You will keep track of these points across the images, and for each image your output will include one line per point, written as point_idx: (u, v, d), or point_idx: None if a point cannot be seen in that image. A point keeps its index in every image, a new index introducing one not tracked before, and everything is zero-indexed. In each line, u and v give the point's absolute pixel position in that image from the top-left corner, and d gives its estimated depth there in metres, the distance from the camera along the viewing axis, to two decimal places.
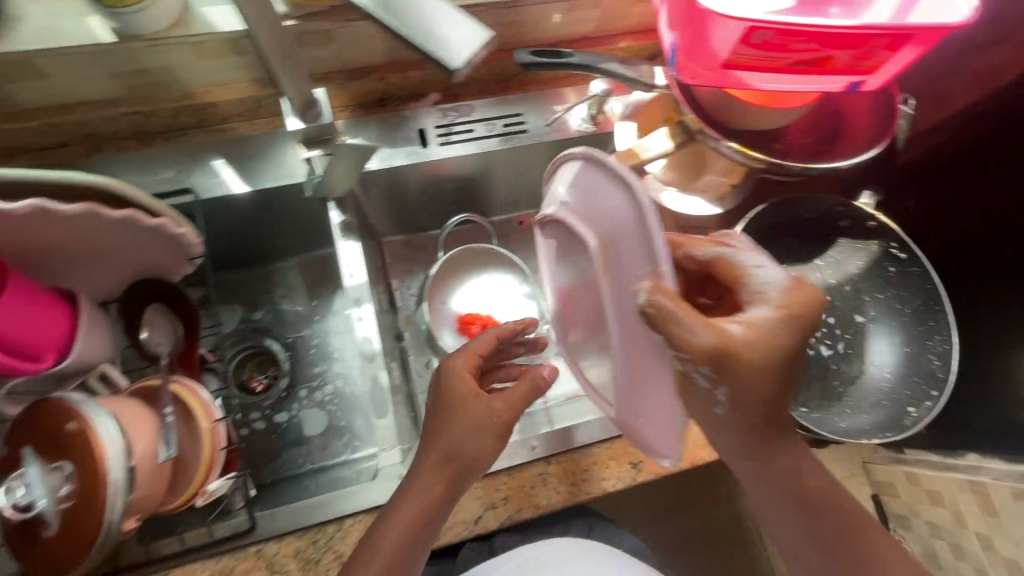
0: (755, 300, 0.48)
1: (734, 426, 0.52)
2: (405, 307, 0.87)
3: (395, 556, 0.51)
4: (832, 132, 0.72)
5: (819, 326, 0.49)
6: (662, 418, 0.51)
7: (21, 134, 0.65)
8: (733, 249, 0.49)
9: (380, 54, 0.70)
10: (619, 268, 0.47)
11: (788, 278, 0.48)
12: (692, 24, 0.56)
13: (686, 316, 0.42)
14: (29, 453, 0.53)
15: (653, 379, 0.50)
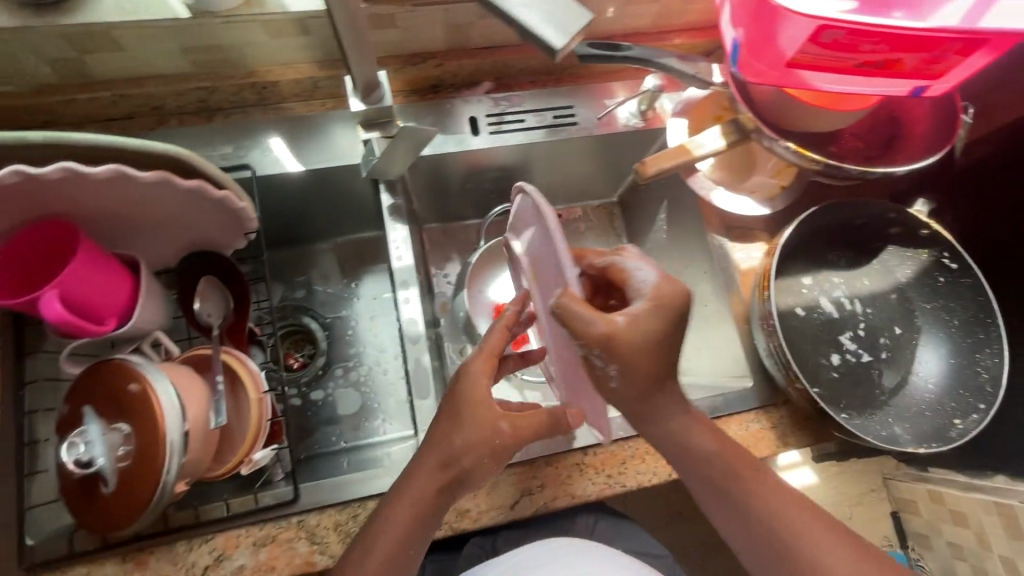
0: (635, 296, 0.52)
1: (627, 405, 0.54)
2: (442, 294, 0.87)
3: (391, 550, 0.53)
4: (889, 137, 0.71)
5: (689, 316, 0.51)
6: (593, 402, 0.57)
7: (94, 104, 0.67)
8: (622, 257, 0.54)
9: (440, 40, 0.72)
10: (548, 278, 0.53)
11: (662, 276, 0.52)
12: (759, 22, 0.56)
13: (585, 312, 0.47)
14: (90, 411, 0.55)
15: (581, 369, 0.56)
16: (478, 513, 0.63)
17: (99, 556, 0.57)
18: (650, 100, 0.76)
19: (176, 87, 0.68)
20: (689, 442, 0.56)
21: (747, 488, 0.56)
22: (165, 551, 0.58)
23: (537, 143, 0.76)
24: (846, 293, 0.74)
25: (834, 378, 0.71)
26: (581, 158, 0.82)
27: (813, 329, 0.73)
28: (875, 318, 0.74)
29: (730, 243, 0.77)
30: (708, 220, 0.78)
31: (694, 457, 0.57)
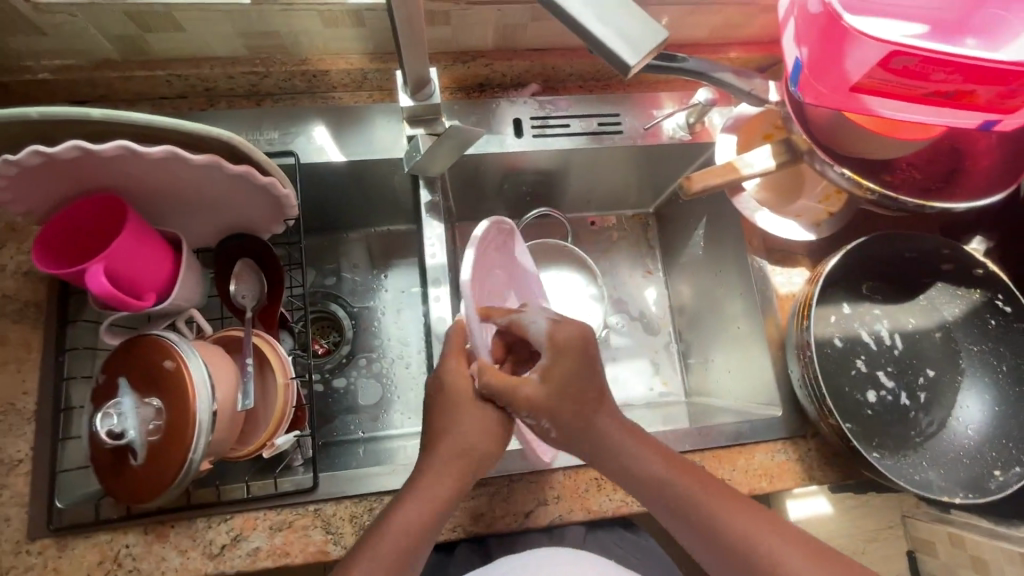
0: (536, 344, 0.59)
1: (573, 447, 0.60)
2: None
3: (402, 543, 0.52)
4: (950, 171, 0.68)
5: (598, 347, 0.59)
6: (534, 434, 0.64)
7: (150, 82, 0.69)
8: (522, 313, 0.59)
9: (491, 39, 0.72)
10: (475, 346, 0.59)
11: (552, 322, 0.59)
12: (828, 41, 0.54)
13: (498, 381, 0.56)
14: (124, 384, 0.56)
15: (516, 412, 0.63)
16: (492, 519, 0.63)
17: (122, 525, 0.58)
18: (700, 113, 0.74)
19: (229, 70, 0.69)
20: (627, 462, 0.58)
21: (707, 507, 0.55)
22: (185, 525, 0.59)
23: (579, 149, 0.75)
24: (888, 327, 0.72)
25: (868, 415, 0.68)
26: (622, 167, 0.81)
27: (850, 362, 0.70)
28: (916, 356, 0.71)
29: (770, 265, 0.75)
30: (749, 240, 0.76)
31: (644, 477, 0.57)
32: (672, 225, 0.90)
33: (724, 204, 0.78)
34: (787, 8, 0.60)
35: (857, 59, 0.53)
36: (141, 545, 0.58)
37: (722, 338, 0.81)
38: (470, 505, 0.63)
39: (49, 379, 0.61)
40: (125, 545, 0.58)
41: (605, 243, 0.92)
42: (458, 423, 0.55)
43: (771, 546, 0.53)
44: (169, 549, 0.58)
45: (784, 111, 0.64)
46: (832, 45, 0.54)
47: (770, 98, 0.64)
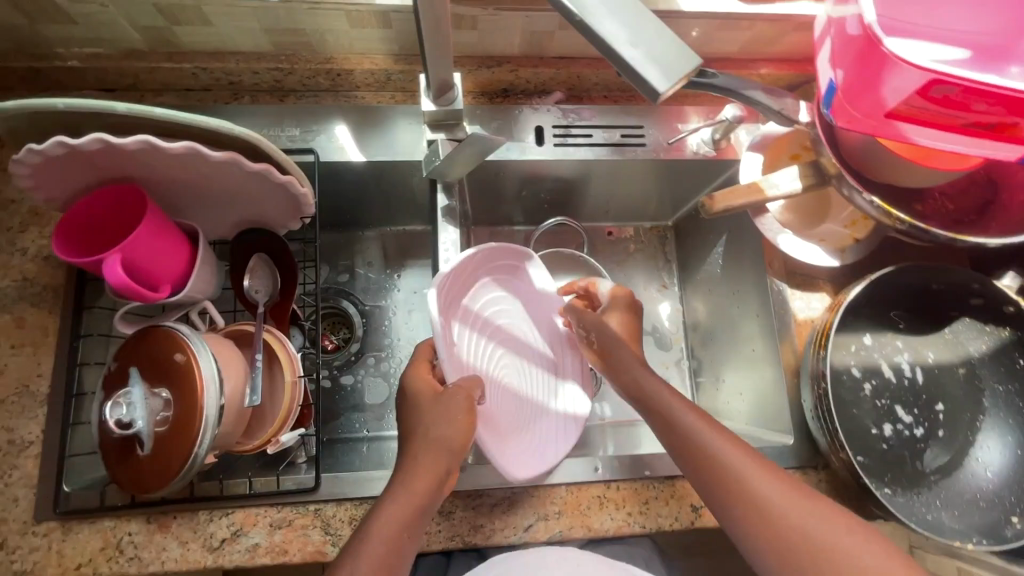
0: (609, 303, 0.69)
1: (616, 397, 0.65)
2: None
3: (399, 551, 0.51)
4: (983, 204, 0.66)
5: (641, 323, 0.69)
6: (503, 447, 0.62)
7: (176, 74, 0.69)
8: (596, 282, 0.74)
9: (517, 45, 0.71)
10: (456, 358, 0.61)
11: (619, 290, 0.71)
12: (865, 65, 0.52)
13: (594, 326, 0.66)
14: (135, 374, 0.56)
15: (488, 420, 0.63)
16: (491, 530, 0.62)
17: (126, 514, 0.59)
18: (726, 130, 0.72)
19: (255, 65, 0.70)
20: (688, 434, 0.56)
21: (752, 481, 0.52)
22: (187, 517, 0.60)
23: (601, 160, 0.74)
24: (910, 360, 0.70)
25: (883, 449, 0.66)
26: (643, 180, 0.80)
27: (868, 393, 0.68)
28: (938, 392, 0.69)
29: (789, 289, 0.73)
30: (769, 262, 0.74)
31: (697, 451, 0.55)
32: (690, 240, 0.88)
33: (746, 223, 0.76)
34: (824, 28, 0.58)
35: (895, 85, 0.51)
36: (143, 534, 0.59)
37: (735, 360, 0.79)
38: (470, 515, 0.63)
39: (63, 364, 0.62)
40: (127, 534, 0.59)
41: (621, 254, 0.91)
42: (462, 433, 0.55)
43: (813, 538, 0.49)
44: (170, 540, 0.59)
45: (814, 133, 0.62)
46: (869, 69, 0.52)
47: (800, 119, 0.61)
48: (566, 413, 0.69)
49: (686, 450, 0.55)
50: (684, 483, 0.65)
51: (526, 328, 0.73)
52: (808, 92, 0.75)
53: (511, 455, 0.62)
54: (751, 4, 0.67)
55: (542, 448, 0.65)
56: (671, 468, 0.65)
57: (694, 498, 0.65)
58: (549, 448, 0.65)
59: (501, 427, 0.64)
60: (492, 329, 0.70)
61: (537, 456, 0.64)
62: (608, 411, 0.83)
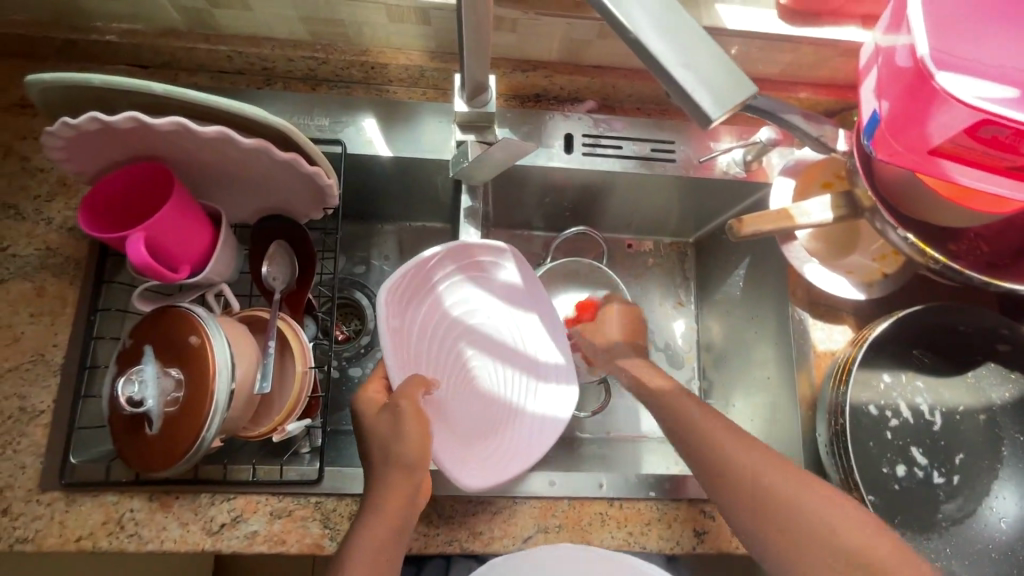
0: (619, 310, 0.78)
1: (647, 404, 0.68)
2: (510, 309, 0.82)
3: None
4: (1017, 247, 0.64)
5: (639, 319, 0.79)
6: (454, 454, 0.60)
7: (211, 56, 0.69)
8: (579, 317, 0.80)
9: (555, 51, 0.71)
10: (408, 354, 0.62)
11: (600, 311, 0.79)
12: (911, 98, 0.51)
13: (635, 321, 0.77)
14: (149, 352, 0.56)
15: (443, 426, 0.62)
16: (490, 538, 0.62)
17: (129, 490, 0.59)
18: (759, 152, 0.71)
19: (290, 53, 0.69)
20: (711, 445, 0.57)
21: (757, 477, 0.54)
22: (188, 499, 0.60)
23: (628, 173, 0.73)
24: (930, 402, 0.68)
25: (896, 490, 0.64)
26: (669, 196, 0.79)
27: (885, 432, 0.67)
28: (956, 436, 0.67)
29: (810, 319, 0.72)
30: (792, 290, 0.73)
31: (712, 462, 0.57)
32: (711, 259, 0.87)
33: (771, 248, 0.75)
34: (872, 57, 0.57)
35: (941, 122, 0.50)
36: (144, 511, 0.59)
37: (748, 385, 0.78)
38: (470, 521, 0.62)
39: (79, 334, 0.62)
40: (129, 510, 0.59)
41: (639, 268, 0.90)
42: None
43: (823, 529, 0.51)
44: (170, 519, 0.59)
45: (851, 162, 0.61)
46: (915, 102, 0.51)
47: (837, 147, 0.60)
48: (537, 424, 0.67)
49: (710, 465, 0.57)
50: (688, 506, 0.65)
51: (507, 332, 0.72)
52: (847, 119, 0.74)
53: (469, 465, 0.61)
54: (797, 27, 0.66)
55: (505, 456, 0.64)
56: (677, 489, 0.64)
57: (698, 522, 0.64)
58: (517, 456, 0.64)
59: (459, 433, 0.64)
60: (461, 330, 0.70)
61: (500, 465, 0.62)
62: (616, 424, 0.82)
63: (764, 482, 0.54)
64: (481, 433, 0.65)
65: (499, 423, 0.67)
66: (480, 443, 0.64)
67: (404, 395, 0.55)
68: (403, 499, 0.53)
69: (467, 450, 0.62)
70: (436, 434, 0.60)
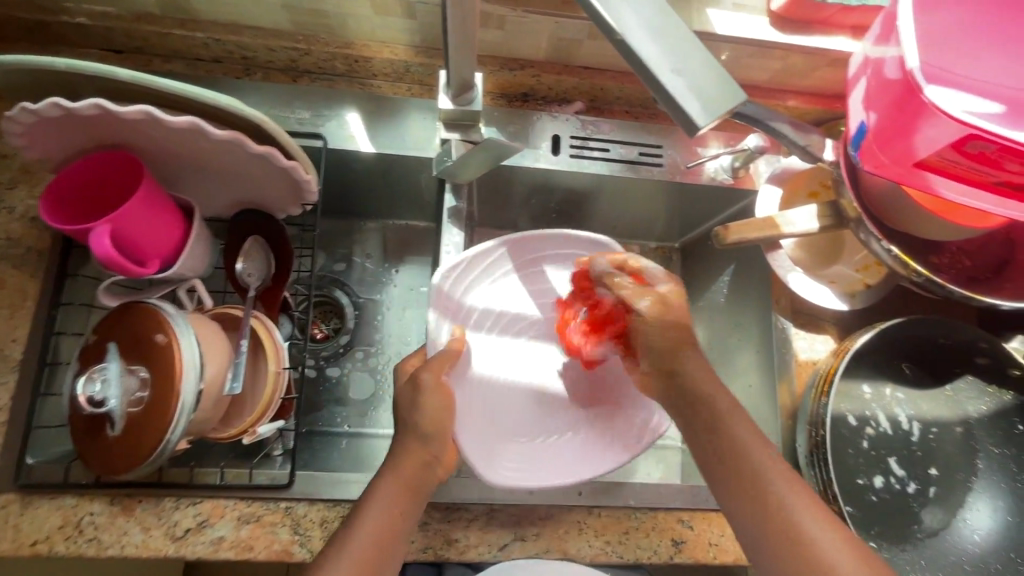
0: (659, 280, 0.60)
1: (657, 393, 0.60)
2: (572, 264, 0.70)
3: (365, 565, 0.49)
4: (997, 262, 0.65)
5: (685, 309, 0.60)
6: (478, 446, 0.58)
7: (188, 43, 0.67)
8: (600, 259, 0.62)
9: (544, 51, 0.69)
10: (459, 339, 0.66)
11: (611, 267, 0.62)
12: (900, 111, 0.51)
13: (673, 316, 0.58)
14: (112, 350, 0.54)
15: (471, 418, 0.61)
16: (466, 546, 0.61)
17: (89, 493, 0.57)
18: (746, 159, 0.70)
19: (270, 43, 0.67)
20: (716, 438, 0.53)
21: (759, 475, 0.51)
22: (152, 503, 0.58)
23: (615, 176, 0.72)
24: (908, 413, 0.68)
25: (873, 501, 0.64)
26: (656, 201, 0.78)
27: (863, 443, 0.67)
28: (932, 448, 0.67)
29: (793, 328, 0.72)
30: (775, 299, 0.72)
31: (731, 446, 0.52)
32: (695, 265, 0.86)
33: (756, 256, 0.75)
34: (861, 68, 0.57)
35: (929, 136, 0.50)
36: (105, 515, 0.57)
37: None
38: (445, 528, 0.61)
39: (40, 329, 0.60)
40: (88, 513, 0.56)
41: None
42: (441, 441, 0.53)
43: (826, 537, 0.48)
44: (132, 524, 0.57)
45: (837, 173, 0.61)
46: (904, 114, 0.51)
47: (824, 156, 0.59)
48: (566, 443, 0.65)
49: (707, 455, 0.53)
50: (667, 514, 0.64)
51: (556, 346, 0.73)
52: (834, 129, 0.73)
53: (500, 466, 0.59)
54: (787, 35, 0.65)
55: (548, 466, 0.61)
56: (656, 498, 0.64)
57: (676, 532, 0.64)
58: (562, 463, 0.62)
59: (501, 432, 0.64)
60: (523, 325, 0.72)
61: (538, 473, 0.60)
62: None
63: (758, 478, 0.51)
64: (508, 443, 0.63)
65: (527, 437, 0.65)
66: (506, 450, 0.62)
67: (426, 369, 0.56)
68: (385, 491, 0.51)
69: (492, 451, 0.60)
70: (463, 419, 0.59)
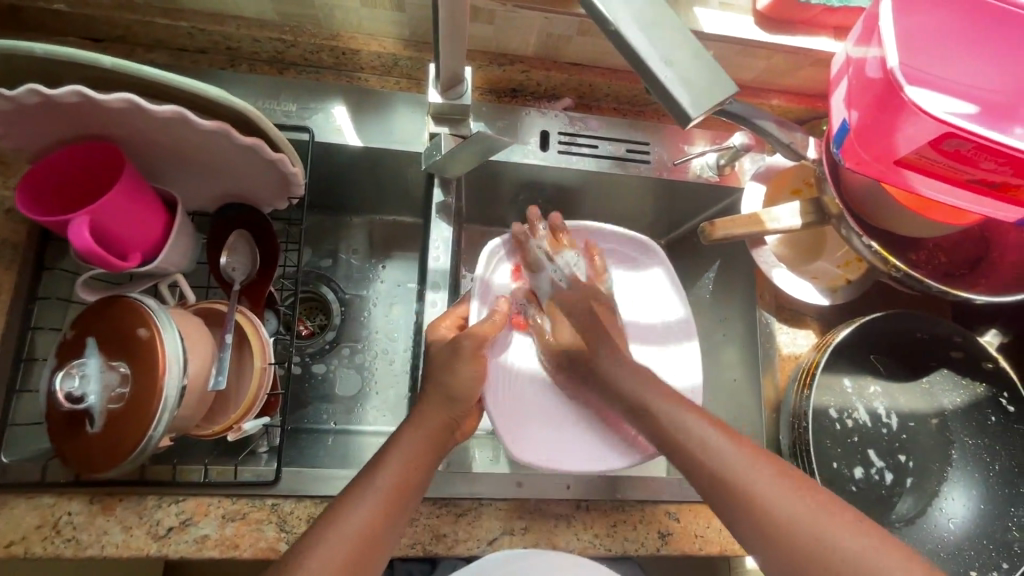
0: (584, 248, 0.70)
1: (643, 384, 0.61)
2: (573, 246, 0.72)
3: None
4: (972, 259, 0.67)
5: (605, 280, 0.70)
6: (508, 427, 0.62)
7: (171, 32, 0.65)
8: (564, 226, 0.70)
9: (533, 46, 0.70)
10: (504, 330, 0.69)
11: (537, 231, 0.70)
12: (881, 109, 0.52)
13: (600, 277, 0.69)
14: (92, 344, 0.52)
15: (502, 399, 0.64)
16: (454, 541, 0.60)
17: (67, 492, 0.56)
18: (731, 157, 0.71)
19: (256, 33, 0.66)
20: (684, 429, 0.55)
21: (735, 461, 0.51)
22: (134, 501, 0.57)
23: (602, 173, 0.73)
24: (886, 405, 0.70)
25: (853, 491, 0.66)
26: (643, 198, 0.78)
27: (844, 435, 0.68)
28: (910, 441, 0.69)
29: (776, 322, 0.74)
30: (760, 294, 0.74)
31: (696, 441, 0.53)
32: (680, 263, 0.86)
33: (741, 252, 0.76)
34: (844, 67, 0.58)
35: (908, 133, 0.51)
36: (84, 514, 0.55)
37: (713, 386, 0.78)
38: (433, 523, 0.61)
39: (14, 324, 0.58)
40: (67, 513, 0.55)
41: None
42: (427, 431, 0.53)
43: (815, 522, 0.46)
44: (113, 523, 0.56)
45: (819, 170, 0.61)
46: (884, 113, 0.52)
47: (807, 155, 0.60)
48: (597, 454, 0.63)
49: (678, 445, 0.54)
50: (655, 507, 0.65)
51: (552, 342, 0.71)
52: (816, 128, 0.77)
53: (526, 443, 0.62)
54: (771, 34, 0.66)
55: (571, 450, 0.63)
56: (643, 491, 0.64)
57: (663, 524, 0.64)
58: (586, 455, 0.63)
59: (541, 414, 0.66)
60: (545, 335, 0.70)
61: (564, 454, 0.63)
62: None
63: (738, 470, 0.50)
64: (540, 432, 0.64)
65: (565, 435, 0.65)
66: (535, 435, 0.63)
67: (467, 335, 0.58)
68: None
69: (523, 433, 0.63)
70: (495, 396, 0.63)
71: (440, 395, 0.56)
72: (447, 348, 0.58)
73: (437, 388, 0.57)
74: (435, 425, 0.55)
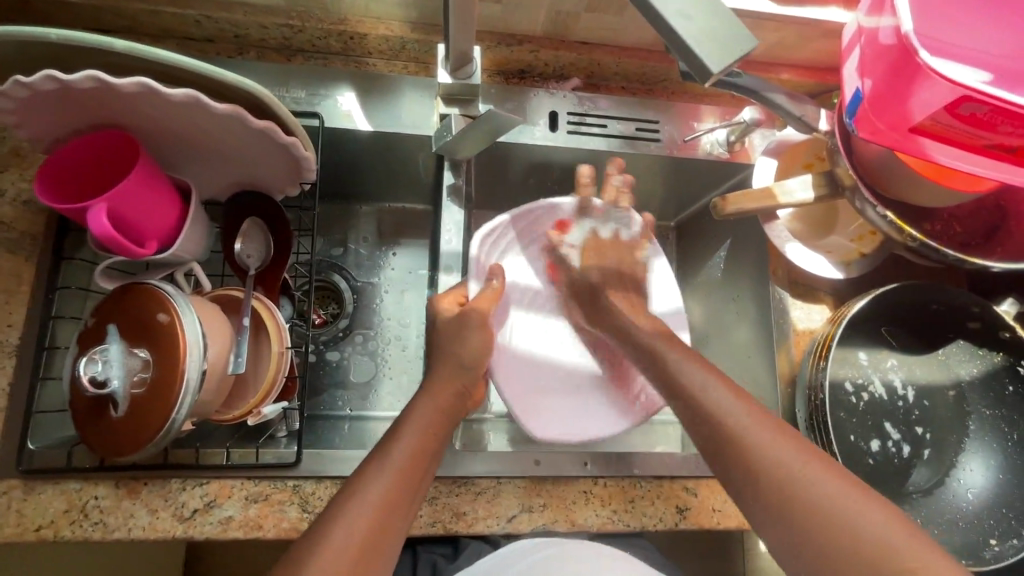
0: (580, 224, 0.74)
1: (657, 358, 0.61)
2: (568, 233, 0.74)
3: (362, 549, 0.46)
4: (986, 229, 0.67)
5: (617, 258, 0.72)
6: (518, 398, 0.66)
7: (179, 20, 0.66)
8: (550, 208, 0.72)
9: (540, 25, 0.69)
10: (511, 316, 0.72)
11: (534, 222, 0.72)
12: (896, 76, 0.51)
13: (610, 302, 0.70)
14: (113, 331, 0.53)
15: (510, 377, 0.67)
16: (473, 519, 0.61)
17: (94, 477, 0.57)
18: (742, 133, 0.71)
19: (264, 20, 0.66)
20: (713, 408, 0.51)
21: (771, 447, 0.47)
22: (158, 484, 0.57)
23: (613, 152, 0.72)
24: (902, 378, 0.70)
25: (871, 464, 0.66)
26: (654, 178, 0.78)
27: (860, 409, 0.68)
28: (925, 413, 0.69)
29: (790, 298, 0.74)
30: (773, 270, 0.74)
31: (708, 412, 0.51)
32: (692, 243, 0.86)
33: (755, 229, 0.75)
34: (856, 35, 0.57)
35: (923, 99, 0.51)
36: (110, 498, 0.56)
37: (726, 363, 0.78)
38: (453, 502, 0.61)
39: (36, 315, 0.59)
40: (93, 497, 0.56)
41: None
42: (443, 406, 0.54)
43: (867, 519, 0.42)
44: (139, 506, 0.57)
45: (832, 142, 0.61)
46: (898, 78, 0.51)
47: (819, 127, 0.60)
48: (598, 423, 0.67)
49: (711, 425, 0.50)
50: (672, 483, 0.65)
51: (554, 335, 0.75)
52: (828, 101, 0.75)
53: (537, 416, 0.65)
54: (781, 6, 0.66)
55: (600, 413, 0.69)
56: (659, 466, 0.65)
57: (680, 499, 0.65)
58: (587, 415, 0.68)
59: (551, 382, 0.71)
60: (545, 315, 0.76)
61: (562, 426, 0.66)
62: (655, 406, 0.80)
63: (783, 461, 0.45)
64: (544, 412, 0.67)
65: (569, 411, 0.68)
66: (540, 411, 0.66)
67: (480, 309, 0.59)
68: None
69: (529, 407, 0.66)
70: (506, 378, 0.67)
71: (457, 366, 0.58)
72: (467, 324, 0.60)
73: (447, 357, 0.58)
74: (432, 389, 0.55)
